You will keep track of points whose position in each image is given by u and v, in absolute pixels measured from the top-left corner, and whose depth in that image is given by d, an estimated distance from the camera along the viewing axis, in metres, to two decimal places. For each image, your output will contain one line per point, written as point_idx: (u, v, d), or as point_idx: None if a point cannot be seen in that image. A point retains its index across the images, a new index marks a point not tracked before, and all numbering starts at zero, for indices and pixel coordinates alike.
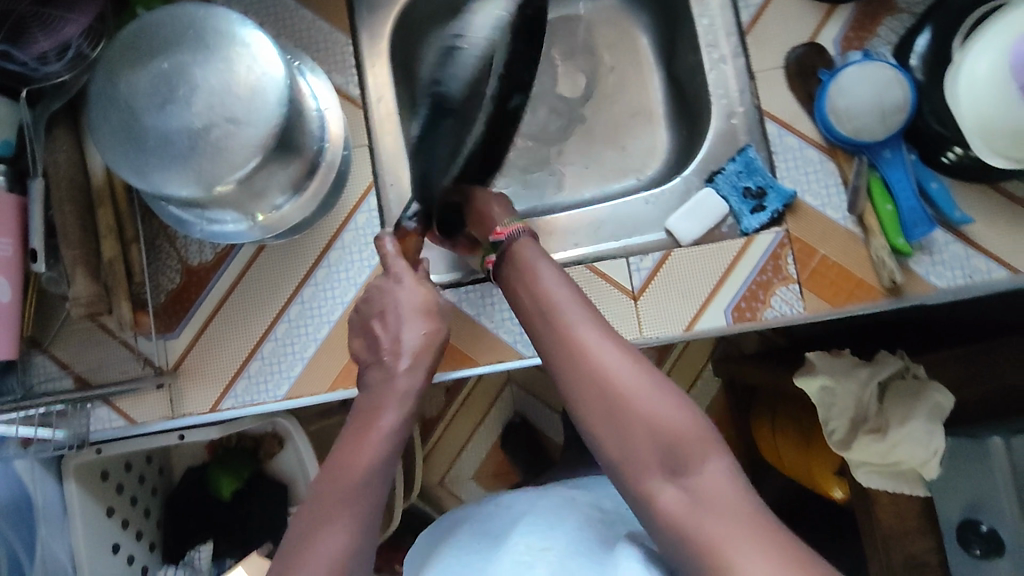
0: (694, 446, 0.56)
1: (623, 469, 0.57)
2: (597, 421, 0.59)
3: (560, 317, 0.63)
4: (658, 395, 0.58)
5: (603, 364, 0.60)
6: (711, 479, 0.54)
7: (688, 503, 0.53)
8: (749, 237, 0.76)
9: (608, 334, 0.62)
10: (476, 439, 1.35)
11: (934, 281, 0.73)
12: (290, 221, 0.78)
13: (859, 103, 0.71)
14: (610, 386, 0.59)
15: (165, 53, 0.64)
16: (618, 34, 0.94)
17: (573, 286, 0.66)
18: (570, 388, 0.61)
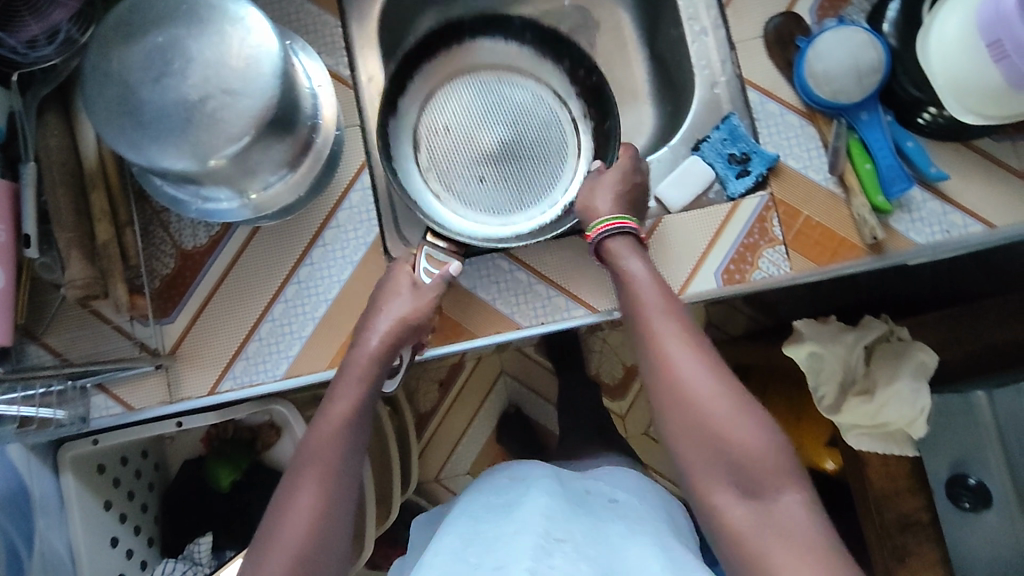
0: (772, 475, 0.57)
1: (695, 482, 0.60)
2: (678, 433, 0.61)
3: (651, 326, 0.65)
4: (742, 419, 0.59)
5: (691, 382, 0.61)
6: (785, 510, 0.56)
7: (758, 524, 0.56)
8: (735, 202, 0.78)
9: (699, 349, 0.63)
10: (471, 432, 1.36)
11: (914, 237, 0.75)
12: (283, 201, 0.78)
13: (836, 66, 0.74)
14: (696, 404, 0.60)
15: (159, 27, 0.66)
16: (600, 14, 0.96)
17: (666, 294, 0.67)
18: (657, 399, 0.63)
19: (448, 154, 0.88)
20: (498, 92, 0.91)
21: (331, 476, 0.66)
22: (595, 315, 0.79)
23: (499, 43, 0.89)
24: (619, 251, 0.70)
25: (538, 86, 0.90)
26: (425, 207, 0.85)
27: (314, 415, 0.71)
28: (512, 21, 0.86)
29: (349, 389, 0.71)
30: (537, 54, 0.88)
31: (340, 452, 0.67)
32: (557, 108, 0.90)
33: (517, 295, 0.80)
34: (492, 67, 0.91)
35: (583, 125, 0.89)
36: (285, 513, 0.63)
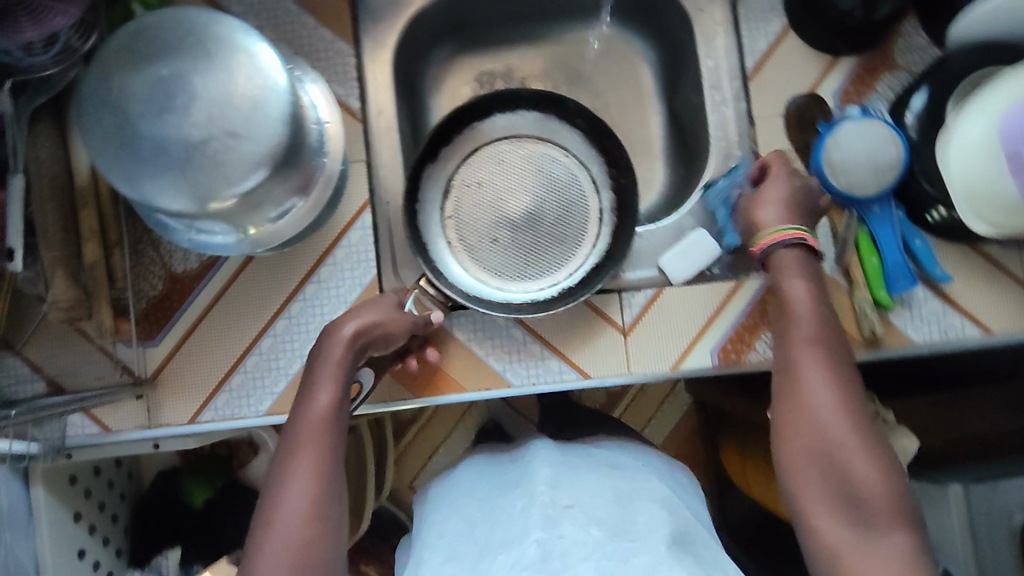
0: (887, 514, 0.56)
1: (806, 506, 0.59)
2: (794, 445, 0.61)
3: (796, 341, 0.64)
4: (863, 451, 0.58)
5: (828, 406, 0.60)
6: (898, 548, 0.54)
7: (857, 554, 0.55)
8: (737, 281, 0.77)
9: (842, 376, 0.62)
10: (448, 447, 1.35)
11: (911, 334, 0.75)
12: (282, 236, 0.75)
13: (854, 158, 0.73)
14: (827, 430, 0.59)
15: (164, 58, 0.62)
16: (622, 62, 0.94)
17: (820, 311, 0.65)
18: (785, 420, 0.62)
19: (470, 208, 0.86)
20: (537, 158, 0.86)
21: (323, 458, 0.60)
22: (589, 380, 0.78)
23: (551, 118, 0.86)
24: (785, 264, 0.68)
25: (579, 165, 0.86)
26: (433, 255, 0.84)
27: (296, 400, 0.65)
28: (568, 101, 0.84)
29: (328, 373, 0.65)
30: (584, 139, 0.86)
31: (332, 436, 0.62)
32: (590, 194, 0.86)
33: (511, 353, 0.79)
34: (540, 135, 0.87)
35: (608, 219, 0.85)
36: (276, 508, 0.58)
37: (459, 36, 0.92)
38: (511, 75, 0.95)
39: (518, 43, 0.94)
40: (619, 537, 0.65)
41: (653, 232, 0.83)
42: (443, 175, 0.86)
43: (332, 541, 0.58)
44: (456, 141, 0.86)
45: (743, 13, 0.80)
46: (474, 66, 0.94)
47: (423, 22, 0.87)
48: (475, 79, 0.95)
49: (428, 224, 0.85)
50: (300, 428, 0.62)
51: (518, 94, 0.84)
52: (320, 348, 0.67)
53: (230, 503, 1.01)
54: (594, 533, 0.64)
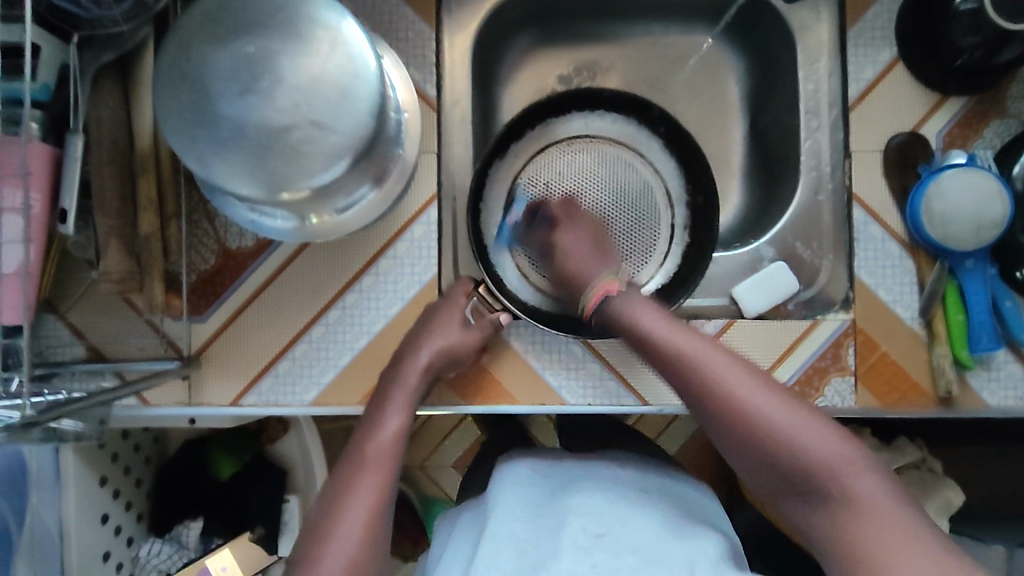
0: (841, 470, 0.54)
1: (772, 492, 0.58)
2: (735, 449, 0.58)
3: (684, 361, 0.61)
4: (799, 424, 0.56)
5: (735, 396, 0.58)
6: (867, 498, 0.53)
7: (831, 521, 0.54)
8: (814, 320, 0.74)
9: (735, 362, 0.60)
10: (462, 428, 1.22)
11: (987, 396, 0.72)
12: (346, 228, 0.71)
13: (957, 209, 0.69)
14: (750, 421, 0.57)
15: (250, 34, 0.57)
16: (708, 72, 0.89)
17: (685, 325, 0.63)
18: (706, 423, 0.60)
19: (534, 210, 0.83)
20: (613, 161, 0.82)
21: (383, 482, 0.63)
22: (645, 407, 0.76)
23: (635, 123, 0.81)
24: (619, 305, 0.67)
25: (656, 177, 0.82)
26: (494, 255, 0.82)
27: (358, 430, 0.68)
28: (652, 108, 0.79)
29: (400, 403, 0.69)
30: (667, 148, 0.81)
31: (394, 464, 0.64)
32: (663, 207, 0.82)
33: (568, 369, 0.77)
34: (616, 137, 0.82)
35: (680, 237, 0.81)
36: (333, 528, 0.59)
37: (542, 25, 0.87)
38: (587, 74, 0.90)
39: (601, 39, 0.89)
40: (653, 566, 0.60)
41: (728, 257, 0.81)
42: (510, 170, 0.83)
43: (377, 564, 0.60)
44: (528, 137, 0.82)
45: (852, 37, 0.75)
46: (553, 59, 0.90)
47: (507, 8, 0.82)
48: (551, 73, 0.90)
49: (490, 220, 0.82)
50: (364, 451, 0.64)
51: (600, 96, 0.79)
52: (399, 374, 0.71)
53: (256, 477, 1.00)
54: (627, 562, 0.61)
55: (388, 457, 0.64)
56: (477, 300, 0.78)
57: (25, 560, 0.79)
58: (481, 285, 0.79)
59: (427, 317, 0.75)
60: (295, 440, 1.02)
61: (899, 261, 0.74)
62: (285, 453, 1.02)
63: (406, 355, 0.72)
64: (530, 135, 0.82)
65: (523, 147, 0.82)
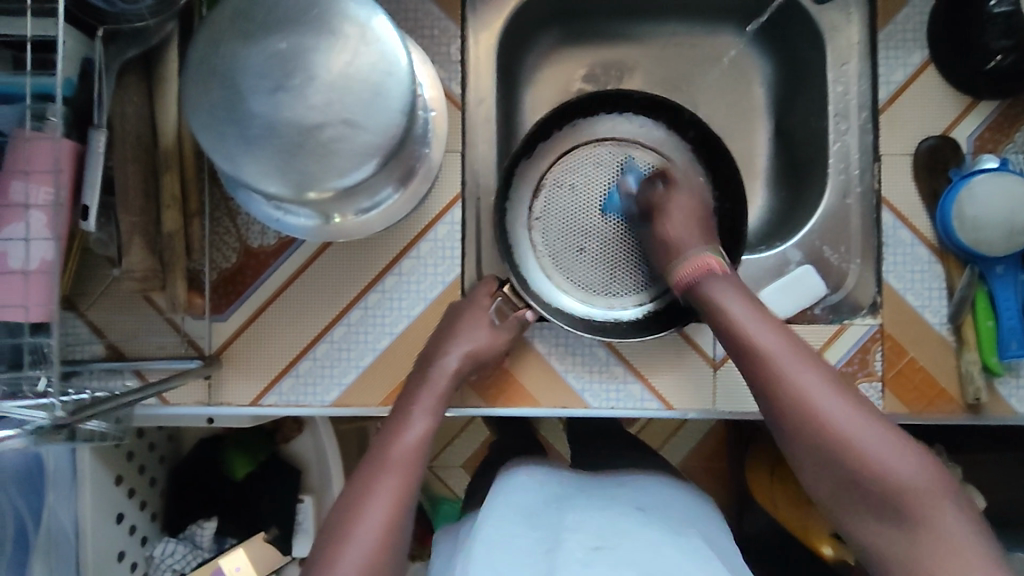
0: (923, 497, 0.55)
1: (841, 508, 0.59)
2: (817, 463, 0.59)
3: (777, 370, 0.61)
4: (889, 447, 0.57)
5: (824, 411, 0.58)
6: (945, 527, 0.54)
7: (908, 545, 0.55)
8: (841, 325, 0.74)
9: (823, 376, 0.61)
10: (471, 428, 1.17)
11: (1015, 404, 0.72)
12: (372, 228, 0.71)
13: (990, 214, 0.68)
14: (839, 437, 0.57)
15: (282, 30, 0.57)
16: (733, 72, 0.88)
17: (778, 330, 0.63)
18: (783, 430, 0.61)
19: (558, 212, 0.81)
20: (641, 165, 0.82)
21: (403, 485, 0.62)
22: (669, 411, 0.76)
23: (662, 127, 0.81)
24: (714, 291, 0.67)
25: None
26: (518, 256, 0.80)
27: (380, 432, 0.67)
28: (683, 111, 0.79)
29: (422, 406, 0.68)
30: (694, 151, 0.81)
31: (416, 467, 0.64)
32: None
33: (591, 371, 0.76)
34: (644, 141, 0.82)
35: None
36: (350, 532, 0.58)
37: (567, 24, 0.86)
38: (610, 74, 0.89)
39: (625, 38, 0.89)
40: None
41: (754, 260, 0.81)
42: (536, 169, 0.81)
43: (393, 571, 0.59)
44: (555, 137, 0.81)
45: (882, 40, 0.75)
46: (577, 58, 0.89)
47: (532, 6, 0.81)
48: (574, 72, 0.89)
49: (514, 220, 0.81)
50: (386, 453, 0.64)
51: (631, 97, 0.79)
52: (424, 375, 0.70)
53: (271, 476, 0.99)
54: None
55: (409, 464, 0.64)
56: (501, 301, 0.77)
57: (42, 558, 0.77)
58: (505, 285, 0.78)
59: (450, 318, 0.74)
60: (311, 440, 1.01)
61: (928, 266, 0.73)
62: (300, 453, 1.01)
63: (430, 356, 0.72)
64: (558, 135, 0.81)
65: (550, 147, 0.81)
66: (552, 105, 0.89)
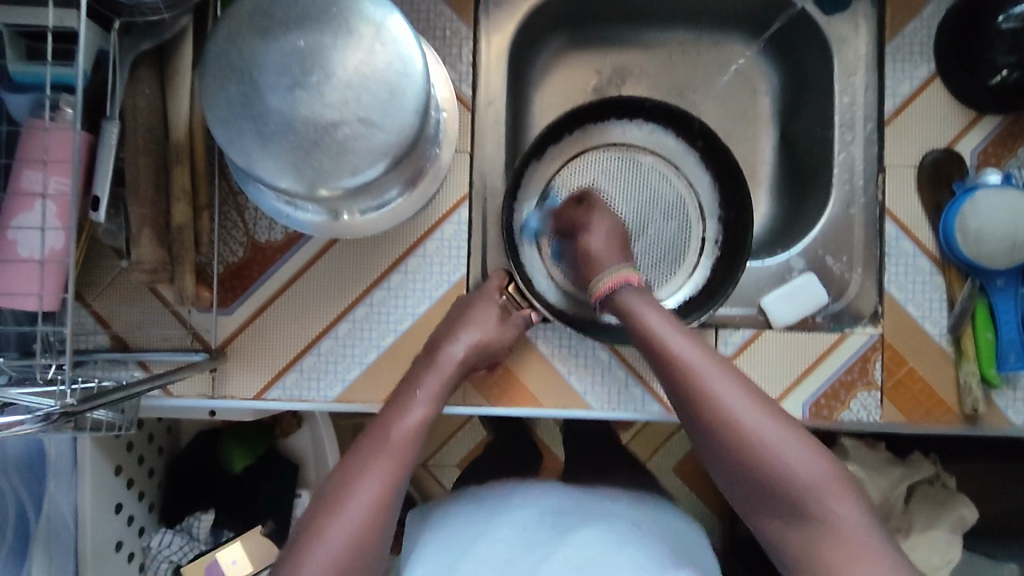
0: (824, 493, 0.57)
1: (744, 498, 0.60)
2: (721, 459, 0.60)
3: (685, 368, 0.62)
4: (795, 444, 0.58)
5: (734, 416, 0.59)
6: (840, 519, 0.56)
7: (809, 540, 0.57)
8: (843, 334, 0.74)
9: (732, 379, 0.61)
10: (469, 427, 1.17)
11: (1012, 416, 0.72)
12: (381, 226, 0.71)
13: (993, 227, 0.69)
14: (742, 434, 0.58)
15: (301, 29, 0.57)
16: (741, 81, 0.89)
17: (686, 333, 0.65)
18: (695, 432, 0.62)
19: None
20: (648, 171, 0.83)
21: (398, 470, 0.61)
22: (670, 415, 0.76)
23: (671, 135, 0.82)
24: (631, 304, 0.67)
25: (689, 189, 0.83)
26: (524, 256, 0.81)
27: (382, 416, 0.66)
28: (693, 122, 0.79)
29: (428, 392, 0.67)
30: (702, 160, 0.82)
31: (411, 458, 0.63)
32: (694, 220, 0.82)
33: (594, 375, 0.77)
34: (652, 148, 0.83)
35: (710, 250, 0.82)
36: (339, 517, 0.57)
37: (577, 27, 0.87)
38: (617, 78, 0.90)
39: (634, 44, 0.89)
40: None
41: (757, 267, 0.81)
42: (545, 170, 0.82)
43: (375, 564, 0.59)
44: (565, 141, 0.82)
45: (889, 53, 0.76)
46: (586, 62, 0.90)
47: (543, 9, 0.82)
48: (583, 76, 0.90)
49: (521, 221, 0.82)
50: (386, 435, 0.63)
51: (642, 104, 0.79)
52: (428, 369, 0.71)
53: (270, 471, 0.99)
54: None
55: (406, 452, 0.62)
56: (507, 299, 0.77)
57: (42, 548, 0.76)
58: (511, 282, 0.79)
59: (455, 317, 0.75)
60: (310, 435, 1.01)
61: (930, 278, 0.74)
62: (298, 447, 1.02)
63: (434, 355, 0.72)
64: (568, 139, 0.82)
65: (560, 150, 0.82)
66: (559, 108, 0.90)
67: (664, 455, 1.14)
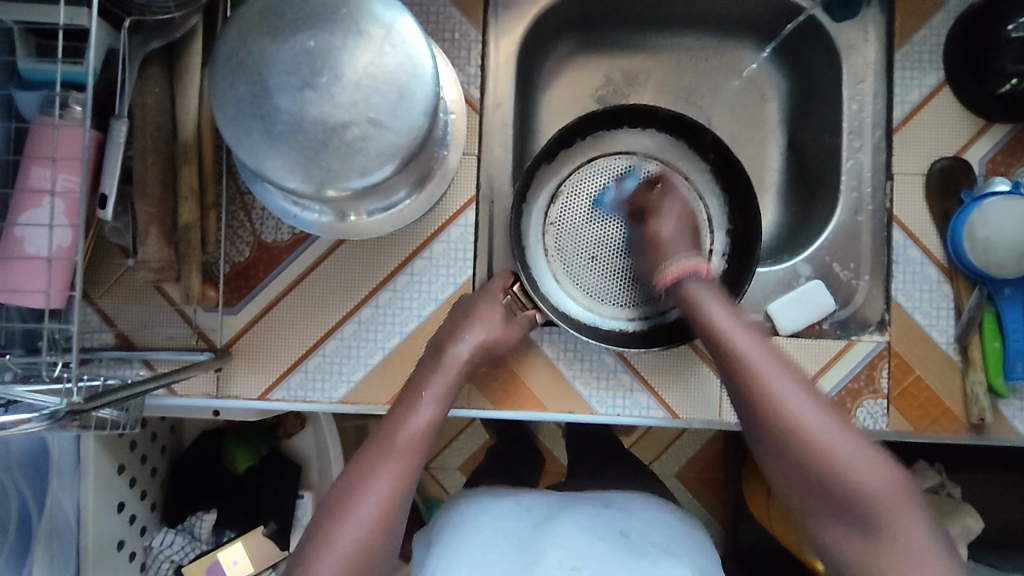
0: (891, 505, 0.56)
1: (803, 505, 0.59)
2: (785, 463, 0.59)
3: (752, 368, 0.61)
4: (862, 452, 0.57)
5: (800, 421, 0.58)
6: (903, 533, 0.55)
7: (870, 550, 0.56)
8: (849, 341, 0.74)
9: (799, 384, 0.60)
10: (472, 429, 1.17)
11: (1019, 426, 0.72)
12: (388, 227, 0.71)
13: (1001, 236, 0.68)
14: (807, 438, 0.58)
15: (312, 28, 0.57)
16: (749, 87, 0.89)
17: (752, 333, 0.64)
18: (759, 437, 0.61)
19: (574, 218, 0.82)
20: None
21: (407, 473, 0.60)
22: (675, 420, 0.76)
23: (682, 144, 0.82)
24: (697, 298, 0.67)
25: (698, 199, 0.82)
26: (530, 259, 0.81)
27: (388, 418, 0.65)
28: (704, 132, 0.79)
29: (434, 394, 0.67)
30: (711, 170, 0.81)
31: (420, 459, 0.62)
32: (703, 230, 0.82)
33: (599, 379, 0.76)
34: (662, 157, 0.83)
35: (717, 263, 0.79)
36: (343, 520, 0.57)
37: (586, 31, 0.87)
38: (625, 82, 0.90)
39: (642, 49, 0.89)
40: None
41: (764, 273, 0.81)
42: (554, 175, 0.82)
43: (379, 568, 0.58)
44: (577, 145, 0.82)
45: (898, 60, 0.76)
46: (593, 66, 0.90)
47: (552, 12, 0.82)
48: (591, 80, 0.90)
49: (529, 225, 0.82)
50: (394, 438, 0.62)
51: (656, 113, 0.80)
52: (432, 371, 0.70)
53: (272, 472, 0.99)
54: None
55: (414, 450, 0.62)
56: (511, 299, 0.77)
57: (44, 546, 0.76)
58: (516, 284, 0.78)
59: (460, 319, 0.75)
60: (313, 437, 1.01)
61: (937, 286, 0.74)
62: (301, 448, 1.01)
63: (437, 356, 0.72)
64: (581, 143, 0.82)
65: (571, 155, 0.82)
66: (566, 111, 0.90)
67: (667, 460, 1.14)
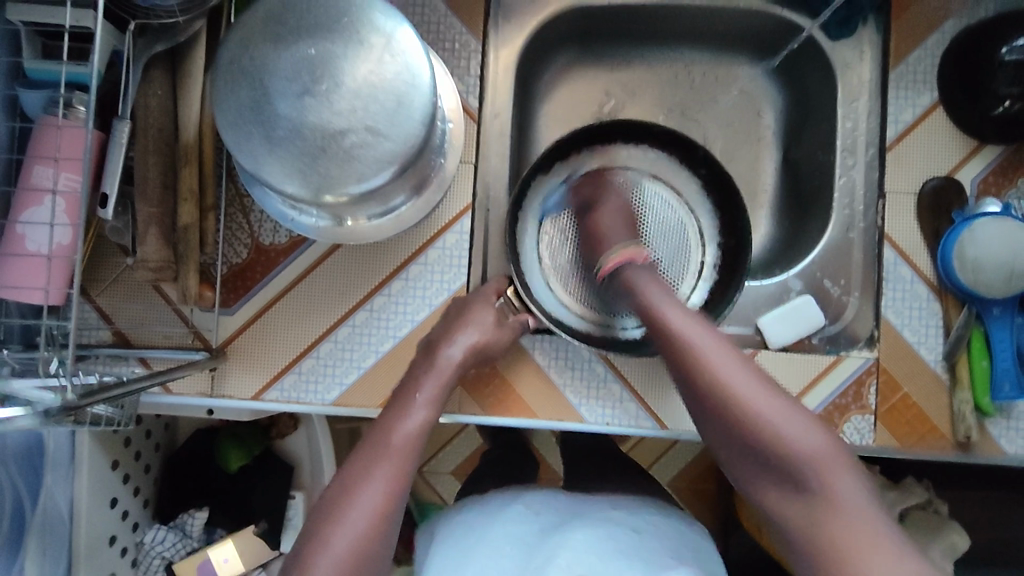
0: (828, 469, 0.54)
1: (743, 473, 0.58)
2: (720, 432, 0.58)
3: (685, 340, 0.60)
4: (793, 418, 0.56)
5: (736, 392, 0.57)
6: (843, 496, 0.53)
7: (807, 514, 0.54)
8: (837, 357, 0.74)
9: (736, 356, 0.59)
10: (467, 433, 1.17)
11: (1004, 444, 0.73)
12: (385, 233, 0.72)
13: (990, 258, 0.69)
14: (738, 405, 0.57)
15: (313, 37, 0.58)
16: (746, 102, 0.90)
17: (688, 310, 0.64)
18: (693, 401, 0.60)
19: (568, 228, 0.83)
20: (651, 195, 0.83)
21: (400, 474, 0.61)
22: (663, 431, 0.77)
23: (677, 159, 0.83)
24: (636, 282, 0.67)
25: (691, 215, 0.83)
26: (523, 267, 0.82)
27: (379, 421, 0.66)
28: (698, 148, 0.80)
29: (426, 399, 0.67)
30: (705, 185, 0.82)
31: (412, 461, 0.63)
32: (695, 246, 0.83)
33: (588, 388, 0.77)
34: (657, 172, 0.84)
35: (708, 275, 0.82)
36: (333, 521, 0.57)
37: (585, 44, 0.88)
38: (624, 95, 0.91)
39: (641, 62, 0.90)
40: None
41: (755, 287, 0.82)
42: (549, 186, 0.83)
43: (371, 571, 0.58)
44: (574, 156, 0.83)
45: (893, 80, 0.76)
46: (592, 78, 0.90)
47: (551, 25, 0.83)
48: (589, 92, 0.91)
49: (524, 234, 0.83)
50: (384, 441, 0.63)
51: (651, 128, 0.81)
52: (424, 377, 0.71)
53: (265, 471, 0.99)
54: None
55: (408, 454, 0.62)
56: (504, 303, 0.77)
57: (37, 540, 0.76)
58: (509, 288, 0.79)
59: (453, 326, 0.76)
60: (307, 437, 1.02)
61: (927, 305, 0.74)
62: (294, 449, 1.02)
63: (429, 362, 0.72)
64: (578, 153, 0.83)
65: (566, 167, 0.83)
66: (565, 122, 0.91)
67: (666, 465, 1.15)
